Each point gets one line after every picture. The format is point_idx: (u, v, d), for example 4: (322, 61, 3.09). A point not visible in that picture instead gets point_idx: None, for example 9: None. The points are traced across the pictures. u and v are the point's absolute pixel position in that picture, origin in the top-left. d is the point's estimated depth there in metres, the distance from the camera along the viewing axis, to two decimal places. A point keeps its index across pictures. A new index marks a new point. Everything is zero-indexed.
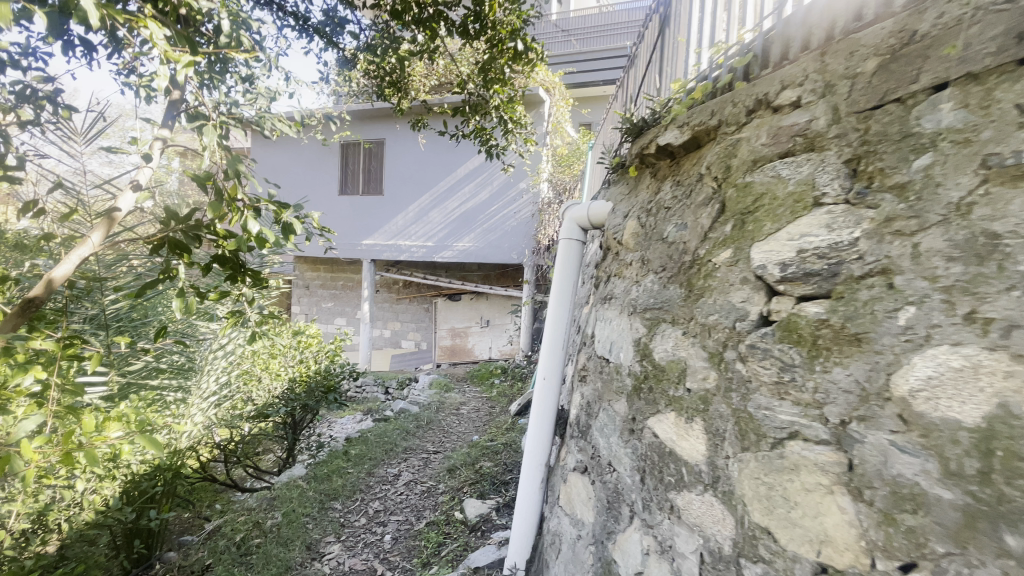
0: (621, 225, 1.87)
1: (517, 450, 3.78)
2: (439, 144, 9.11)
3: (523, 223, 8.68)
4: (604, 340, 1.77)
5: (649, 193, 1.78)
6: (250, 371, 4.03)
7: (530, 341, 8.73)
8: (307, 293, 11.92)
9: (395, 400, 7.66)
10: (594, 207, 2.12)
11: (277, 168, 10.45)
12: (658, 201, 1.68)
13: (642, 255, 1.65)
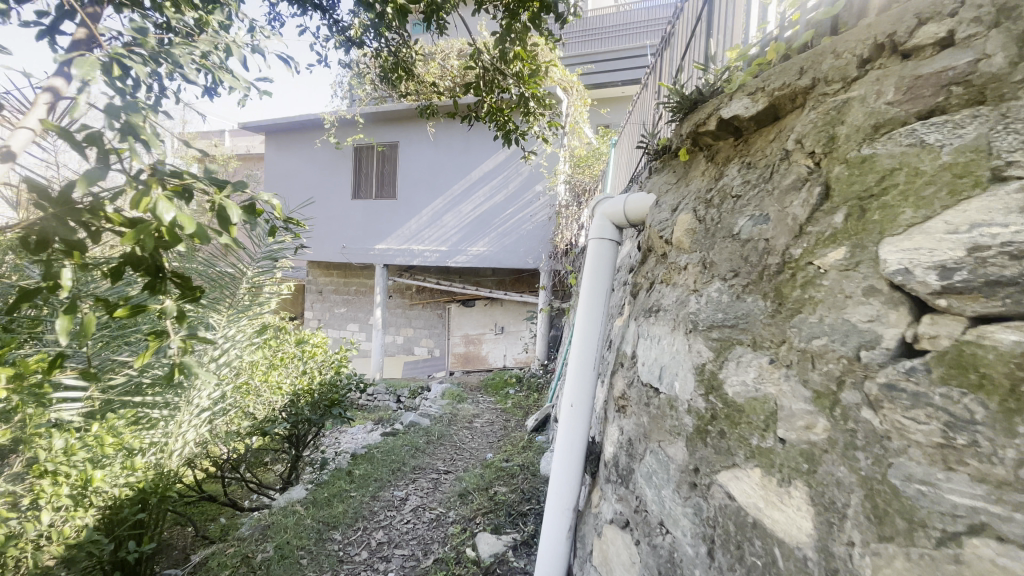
0: (670, 220, 1.52)
1: (535, 474, 3.41)
2: (453, 146, 8.86)
3: (540, 227, 8.35)
4: (650, 363, 1.41)
5: (707, 180, 1.43)
6: (248, 384, 3.54)
7: (547, 349, 8.33)
8: (320, 298, 11.74)
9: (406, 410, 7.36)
10: (633, 201, 1.78)
11: (290, 171, 10.28)
12: (722, 188, 1.33)
13: (703, 257, 1.29)
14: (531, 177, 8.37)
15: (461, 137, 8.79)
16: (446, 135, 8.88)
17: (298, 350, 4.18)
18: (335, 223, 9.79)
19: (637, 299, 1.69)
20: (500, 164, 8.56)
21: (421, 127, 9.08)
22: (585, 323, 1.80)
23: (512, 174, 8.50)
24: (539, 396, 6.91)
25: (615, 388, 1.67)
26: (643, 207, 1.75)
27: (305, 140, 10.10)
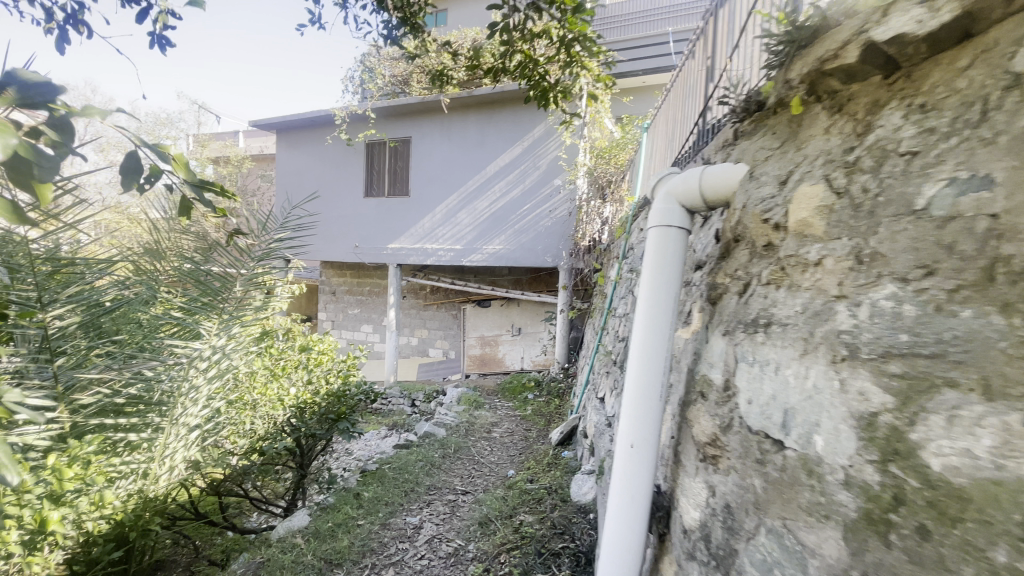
0: (781, 201, 1.17)
1: (567, 500, 2.99)
2: (467, 139, 8.46)
3: (559, 223, 7.90)
4: (772, 396, 1.07)
5: (848, 134, 1.09)
6: (243, 399, 3.10)
7: (567, 351, 7.89)
8: (333, 299, 11.47)
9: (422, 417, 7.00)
10: (712, 173, 1.38)
11: (301, 171, 10.00)
12: (884, 142, 1.00)
13: (860, 241, 0.98)
14: (549, 171, 7.94)
15: (476, 130, 8.39)
16: (460, 129, 8.50)
17: (301, 357, 3.72)
18: (347, 222, 9.48)
19: (722, 307, 1.29)
20: (517, 158, 8.14)
21: (434, 121, 8.71)
22: (646, 336, 1.38)
23: (529, 167, 8.07)
24: (561, 401, 6.45)
25: (698, 422, 1.29)
26: (724, 183, 1.35)
27: (316, 138, 9.81)
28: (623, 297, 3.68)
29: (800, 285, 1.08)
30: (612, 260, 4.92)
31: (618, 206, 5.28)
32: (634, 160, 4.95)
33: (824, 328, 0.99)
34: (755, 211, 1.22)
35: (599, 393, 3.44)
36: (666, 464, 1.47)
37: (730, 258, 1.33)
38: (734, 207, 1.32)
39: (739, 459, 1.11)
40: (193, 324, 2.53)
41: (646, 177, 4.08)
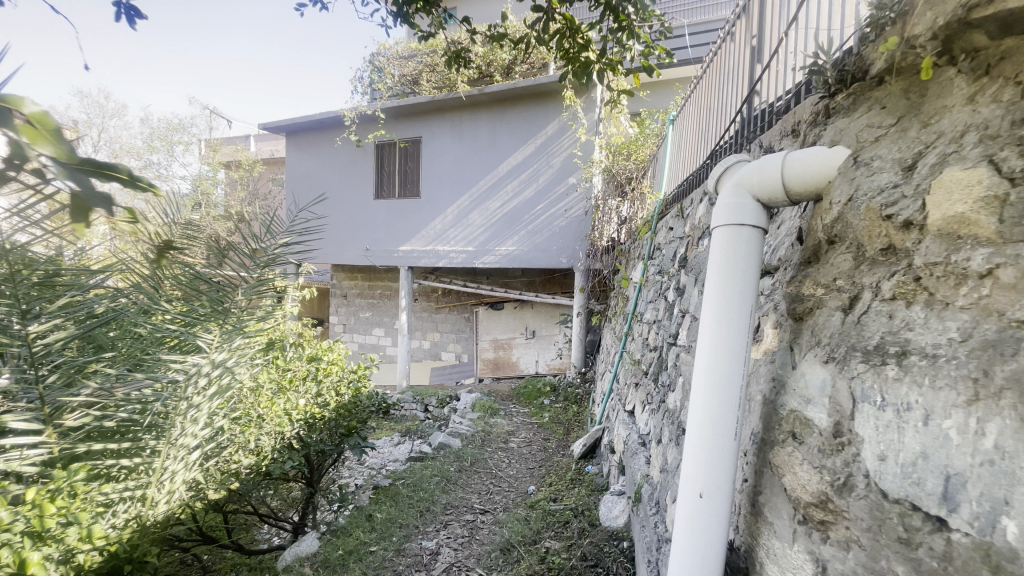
0: (912, 192, 0.91)
1: (596, 525, 2.73)
2: (479, 138, 8.24)
3: (574, 222, 7.62)
4: (920, 456, 0.79)
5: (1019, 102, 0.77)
6: (247, 416, 2.87)
7: (584, 355, 7.60)
8: (345, 302, 11.32)
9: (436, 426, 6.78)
10: (794, 166, 1.14)
11: (310, 173, 9.87)
12: None
13: None
14: (563, 170, 7.68)
15: (488, 129, 8.17)
16: (471, 128, 8.29)
17: (309, 368, 3.47)
18: (357, 224, 9.33)
19: (826, 324, 1.06)
20: (529, 156, 7.90)
21: (444, 120, 8.51)
22: (714, 362, 1.17)
23: (542, 166, 7.82)
24: (579, 407, 6.18)
25: (792, 468, 1.04)
26: (812, 174, 1.11)
27: (325, 140, 9.67)
28: (649, 300, 3.42)
29: (954, 304, 0.80)
30: (635, 260, 4.65)
31: (639, 204, 5.02)
32: (657, 155, 4.69)
33: (1006, 368, 0.69)
34: (875, 200, 0.99)
35: (627, 405, 3.18)
36: (740, 515, 1.24)
37: (825, 264, 1.10)
38: (832, 202, 1.10)
39: (868, 526, 0.86)
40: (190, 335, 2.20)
41: (674, 172, 3.80)
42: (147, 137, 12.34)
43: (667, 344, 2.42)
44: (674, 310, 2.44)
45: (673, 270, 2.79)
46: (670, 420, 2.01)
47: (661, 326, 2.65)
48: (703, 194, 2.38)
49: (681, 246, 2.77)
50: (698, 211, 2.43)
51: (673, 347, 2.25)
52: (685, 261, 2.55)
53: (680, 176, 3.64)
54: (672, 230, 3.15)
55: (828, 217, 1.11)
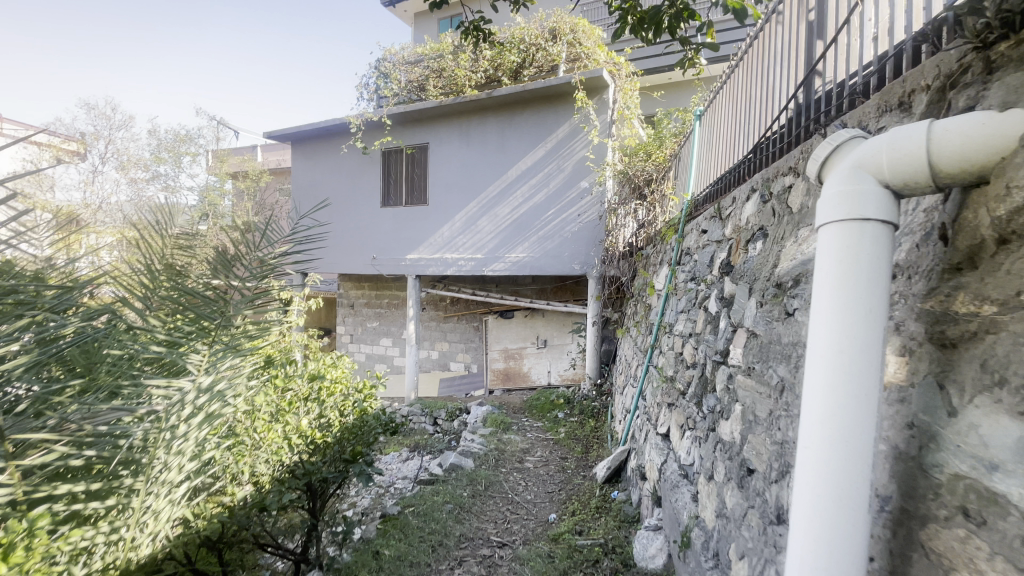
0: None
1: (629, 566, 2.42)
2: (487, 142, 8.02)
3: (587, 228, 7.33)
4: None
5: None
6: (242, 442, 2.58)
7: (598, 366, 7.26)
8: (351, 312, 11.10)
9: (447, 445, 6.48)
10: (947, 133, 0.98)
11: (315, 182, 9.70)
12: None
13: None
14: (575, 174, 7.42)
15: (496, 133, 7.94)
16: (479, 133, 8.08)
17: (310, 387, 3.20)
18: (363, 233, 9.12)
19: None
20: (539, 160, 7.65)
21: (452, 125, 8.30)
22: (837, 376, 1.06)
23: (552, 170, 7.57)
24: (597, 420, 5.85)
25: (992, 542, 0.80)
26: (973, 142, 0.94)
27: (331, 148, 9.50)
28: (679, 310, 3.14)
29: None
30: (657, 266, 4.36)
31: (661, 206, 4.74)
32: (679, 156, 4.43)
33: None
34: None
35: (659, 426, 2.89)
36: (891, 546, 1.07)
37: (1004, 266, 0.92)
38: (1006, 178, 0.92)
39: None
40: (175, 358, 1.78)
41: (702, 171, 3.53)
42: (155, 149, 12.07)
43: (709, 360, 2.15)
44: (716, 323, 2.17)
45: (711, 277, 2.52)
46: (724, 450, 1.74)
47: (700, 340, 2.38)
48: (750, 191, 2.12)
49: (720, 250, 2.50)
50: (743, 210, 2.17)
51: (720, 365, 1.98)
52: (728, 267, 2.28)
53: (709, 176, 3.35)
54: (706, 234, 2.89)
55: (1004, 207, 0.92)
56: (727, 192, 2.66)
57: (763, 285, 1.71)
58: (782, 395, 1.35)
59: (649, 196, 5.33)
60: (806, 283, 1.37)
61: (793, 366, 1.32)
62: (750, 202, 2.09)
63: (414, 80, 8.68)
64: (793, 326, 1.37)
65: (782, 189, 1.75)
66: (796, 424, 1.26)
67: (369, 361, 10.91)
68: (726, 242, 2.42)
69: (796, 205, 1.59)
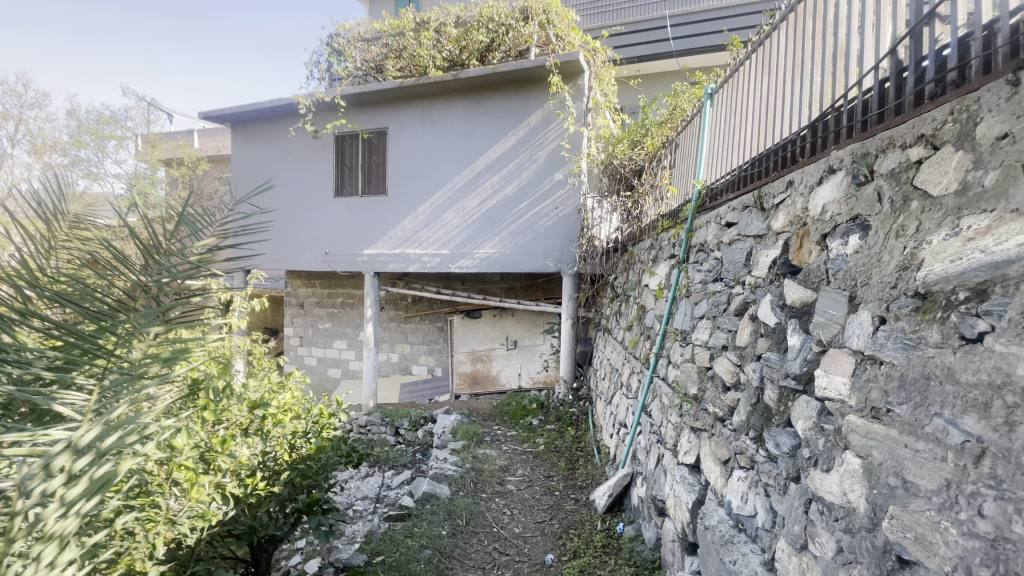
0: None
1: None
2: (453, 128, 7.40)
3: (562, 222, 6.86)
4: None
5: None
6: (150, 506, 1.91)
7: (574, 368, 6.79)
8: (301, 312, 10.20)
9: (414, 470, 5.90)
10: None
11: (259, 169, 8.79)
12: None
13: None
14: (549, 164, 6.93)
15: (463, 118, 7.33)
16: (444, 118, 7.45)
17: (250, 417, 2.54)
18: (314, 225, 8.31)
19: None
20: (510, 149, 7.10)
21: (414, 110, 7.63)
22: None
23: (524, 160, 7.05)
24: (577, 429, 5.41)
25: None
26: None
27: (277, 131, 8.60)
28: (696, 315, 2.70)
29: None
30: (654, 264, 3.92)
31: (655, 199, 4.27)
32: (676, 142, 3.98)
33: None
34: None
35: (682, 455, 2.43)
36: None
37: None
38: None
39: None
40: (42, 399, 1.13)
41: (713, 156, 3.08)
42: (73, 131, 10.30)
43: (772, 385, 1.71)
44: (779, 336, 1.73)
45: (754, 279, 2.08)
46: (826, 516, 1.31)
47: (747, 357, 1.95)
48: (824, 170, 1.67)
49: (765, 247, 2.07)
50: (812, 196, 1.74)
51: (797, 396, 1.55)
52: (788, 266, 1.84)
53: (723, 162, 2.92)
54: (735, 227, 2.45)
55: None
56: (765, 176, 2.22)
57: (882, 293, 1.28)
58: (977, 462, 0.94)
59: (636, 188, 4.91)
60: (1005, 295, 0.95)
61: (1001, 424, 0.91)
62: (826, 183, 1.65)
63: (371, 60, 7.94)
64: (986, 359, 0.96)
65: (900, 166, 1.33)
66: (1022, 514, 0.85)
67: (321, 365, 10.07)
68: (779, 236, 1.98)
69: (947, 184, 1.16)
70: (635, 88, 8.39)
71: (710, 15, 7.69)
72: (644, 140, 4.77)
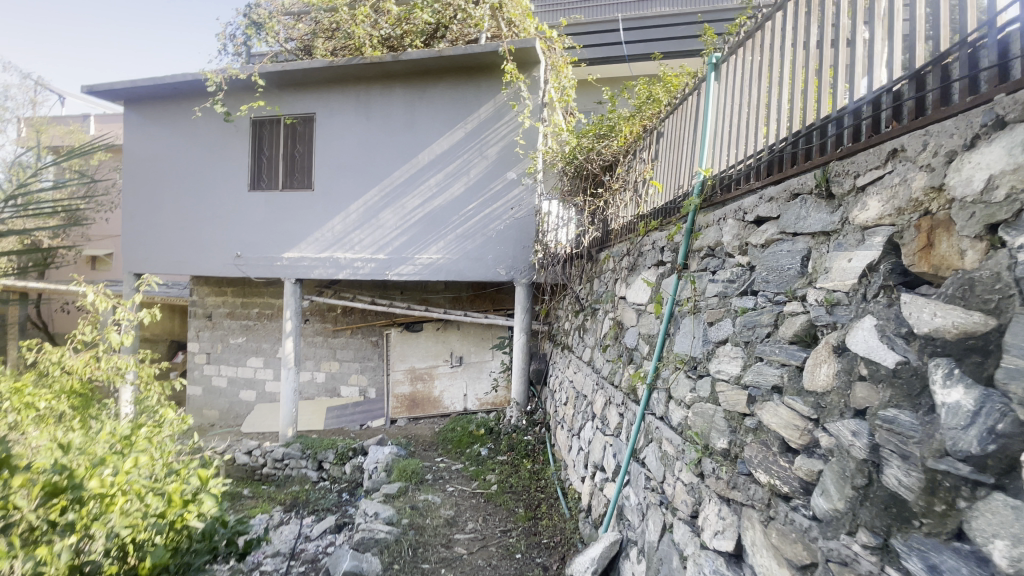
0: None
1: None
2: (392, 117, 6.54)
3: (514, 226, 6.18)
4: None
5: None
6: None
7: (528, 389, 6.04)
8: (208, 325, 8.84)
9: (337, 515, 5.06)
10: None
11: (161, 155, 7.53)
12: None
13: None
14: (500, 162, 6.23)
15: (404, 106, 6.48)
16: (381, 105, 6.56)
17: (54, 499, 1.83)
18: (227, 223, 7.18)
19: None
20: (457, 144, 6.33)
21: (346, 95, 6.68)
22: None
23: (473, 156, 6.31)
24: (533, 462, 4.70)
25: None
26: None
27: (181, 112, 7.41)
28: (709, 339, 2.05)
29: None
30: (633, 274, 3.28)
31: (633, 199, 3.59)
32: (660, 130, 3.33)
33: None
34: None
35: (708, 535, 1.75)
36: None
37: None
38: None
39: None
40: None
41: (721, 137, 2.44)
42: None
43: (907, 465, 1.07)
44: (912, 386, 1.11)
45: (824, 292, 1.46)
46: None
47: (832, 410, 1.31)
48: (983, 125, 1.07)
49: (840, 248, 1.45)
50: (951, 167, 1.13)
51: (984, 496, 0.93)
52: (902, 276, 1.22)
53: (728, 149, 2.36)
54: (773, 222, 1.82)
55: None
56: (831, 148, 1.58)
57: None
58: None
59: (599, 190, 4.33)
60: None
61: None
62: (990, 145, 1.05)
63: (297, 40, 7.02)
64: None
65: None
66: None
67: (232, 386, 8.74)
68: (869, 230, 1.36)
69: None
70: (593, 88, 7.85)
71: (660, 22, 7.30)
72: (613, 130, 4.05)
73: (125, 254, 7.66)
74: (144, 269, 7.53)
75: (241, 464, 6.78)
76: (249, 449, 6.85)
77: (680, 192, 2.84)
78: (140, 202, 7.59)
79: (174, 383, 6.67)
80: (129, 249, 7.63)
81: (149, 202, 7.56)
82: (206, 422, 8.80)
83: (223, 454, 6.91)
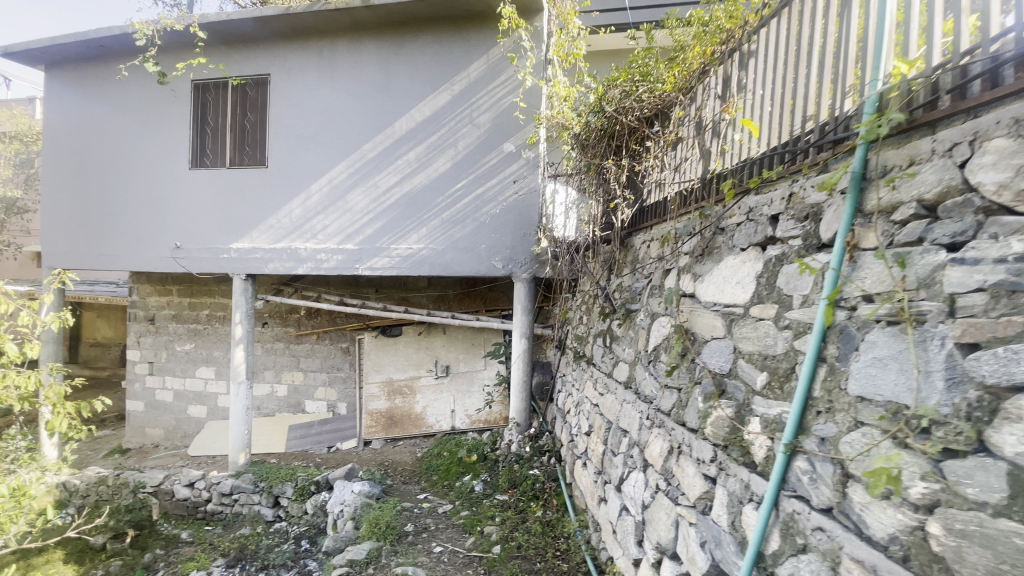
0: None
1: None
2: (362, 78, 5.38)
3: (513, 210, 5.11)
4: None
5: None
6: None
7: (529, 406, 4.97)
8: (150, 330, 7.57)
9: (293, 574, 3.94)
10: None
11: (84, 126, 6.24)
12: None
13: None
14: (495, 132, 5.15)
15: (377, 64, 5.34)
16: (349, 64, 5.41)
17: None
18: (164, 207, 5.96)
19: None
20: (442, 110, 5.22)
21: (306, 52, 5.51)
22: None
23: (461, 124, 5.21)
24: (543, 507, 3.64)
25: None
26: None
27: (107, 74, 6.12)
28: (973, 378, 1.04)
29: None
30: (704, 260, 2.23)
31: (698, 158, 2.46)
32: (749, 50, 2.18)
33: None
34: None
35: None
36: None
37: None
38: None
39: None
40: None
41: (919, 6, 1.34)
42: None
43: None
44: None
45: None
46: None
47: None
48: None
49: None
50: None
51: None
52: None
53: (931, 24, 1.29)
54: None
55: None
56: None
57: None
58: None
59: (620, 152, 3.16)
60: None
61: None
62: None
63: None
64: None
65: None
66: None
67: (179, 401, 7.48)
68: None
69: None
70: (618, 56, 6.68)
71: None
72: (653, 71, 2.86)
73: (42, 247, 6.36)
74: (64, 265, 6.23)
75: (181, 500, 5.55)
76: (191, 481, 5.63)
77: (811, 126, 1.75)
78: (60, 185, 6.30)
79: (94, 403, 5.27)
80: (47, 241, 6.33)
81: (71, 185, 6.27)
82: (149, 443, 7.55)
83: (158, 487, 5.67)
